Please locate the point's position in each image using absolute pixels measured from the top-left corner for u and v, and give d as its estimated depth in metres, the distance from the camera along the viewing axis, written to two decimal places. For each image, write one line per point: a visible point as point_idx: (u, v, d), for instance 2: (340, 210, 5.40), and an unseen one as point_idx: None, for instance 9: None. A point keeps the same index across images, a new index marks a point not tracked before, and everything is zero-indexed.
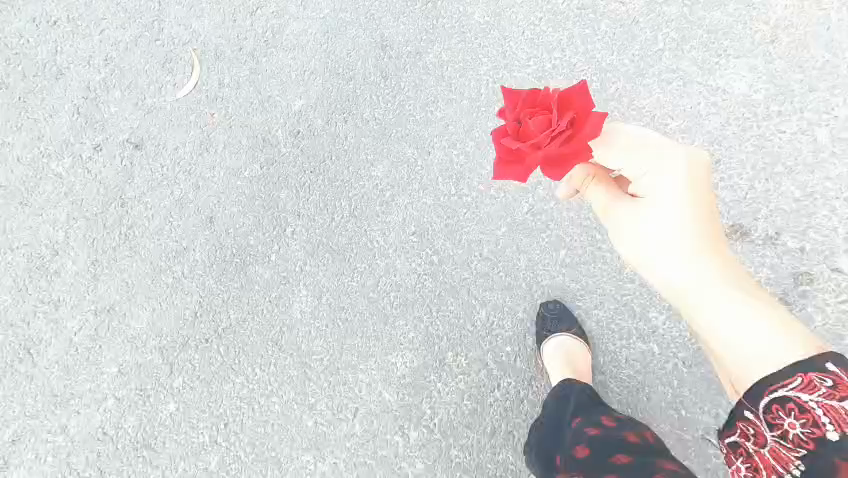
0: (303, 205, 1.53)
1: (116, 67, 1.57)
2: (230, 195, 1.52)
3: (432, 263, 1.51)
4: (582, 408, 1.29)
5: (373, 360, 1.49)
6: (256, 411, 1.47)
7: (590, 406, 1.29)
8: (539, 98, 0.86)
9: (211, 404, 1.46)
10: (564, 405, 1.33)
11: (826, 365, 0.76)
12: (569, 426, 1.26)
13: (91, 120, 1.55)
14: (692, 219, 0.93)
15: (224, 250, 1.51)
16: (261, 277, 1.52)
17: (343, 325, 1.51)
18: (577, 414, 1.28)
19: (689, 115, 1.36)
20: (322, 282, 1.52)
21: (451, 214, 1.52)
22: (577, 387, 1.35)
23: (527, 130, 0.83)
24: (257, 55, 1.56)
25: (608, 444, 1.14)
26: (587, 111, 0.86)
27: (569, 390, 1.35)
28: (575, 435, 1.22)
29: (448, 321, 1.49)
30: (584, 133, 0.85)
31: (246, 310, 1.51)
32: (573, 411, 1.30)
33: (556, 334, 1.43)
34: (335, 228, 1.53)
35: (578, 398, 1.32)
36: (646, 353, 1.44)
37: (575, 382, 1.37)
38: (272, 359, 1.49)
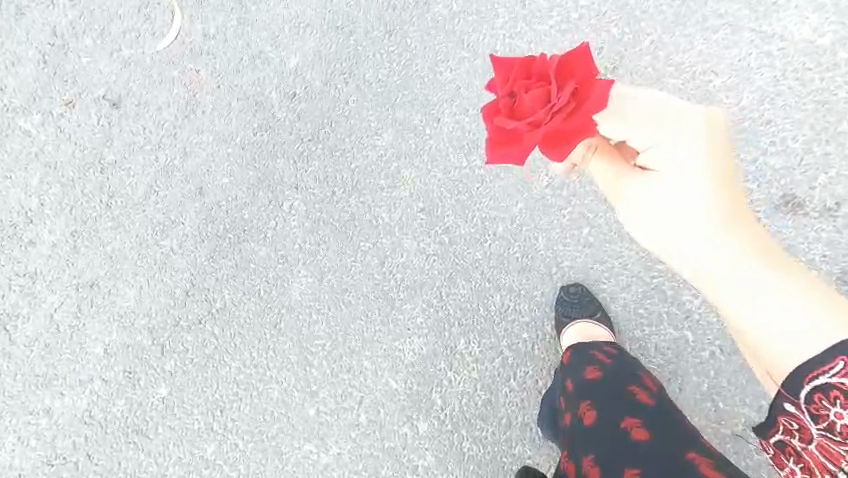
0: (302, 176, 1.43)
1: (85, 9, 1.44)
2: (221, 163, 1.43)
3: (442, 243, 1.39)
4: (600, 372, 1.16)
5: (378, 346, 1.38)
6: (254, 398, 1.38)
7: (609, 368, 1.17)
8: (534, 68, 0.75)
9: (206, 390, 1.37)
10: (574, 368, 1.20)
11: None
12: (581, 388, 1.14)
13: (61, 71, 1.43)
14: (710, 196, 0.90)
15: (218, 224, 1.42)
16: (257, 252, 1.42)
17: (345, 307, 1.40)
18: (591, 375, 1.16)
19: (736, 69, 1.19)
20: (323, 260, 1.41)
21: (464, 189, 1.38)
22: (591, 353, 1.22)
23: (522, 107, 0.72)
24: (245, 3, 1.44)
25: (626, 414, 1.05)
26: (589, 81, 0.74)
27: (583, 354, 1.22)
28: (590, 401, 1.10)
29: (459, 305, 1.37)
30: (588, 105, 0.74)
31: (242, 290, 1.41)
32: (587, 370, 1.17)
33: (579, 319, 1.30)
34: (337, 202, 1.42)
35: (595, 363, 1.19)
36: (679, 340, 1.29)
37: (590, 349, 1.23)
38: (271, 344, 1.39)
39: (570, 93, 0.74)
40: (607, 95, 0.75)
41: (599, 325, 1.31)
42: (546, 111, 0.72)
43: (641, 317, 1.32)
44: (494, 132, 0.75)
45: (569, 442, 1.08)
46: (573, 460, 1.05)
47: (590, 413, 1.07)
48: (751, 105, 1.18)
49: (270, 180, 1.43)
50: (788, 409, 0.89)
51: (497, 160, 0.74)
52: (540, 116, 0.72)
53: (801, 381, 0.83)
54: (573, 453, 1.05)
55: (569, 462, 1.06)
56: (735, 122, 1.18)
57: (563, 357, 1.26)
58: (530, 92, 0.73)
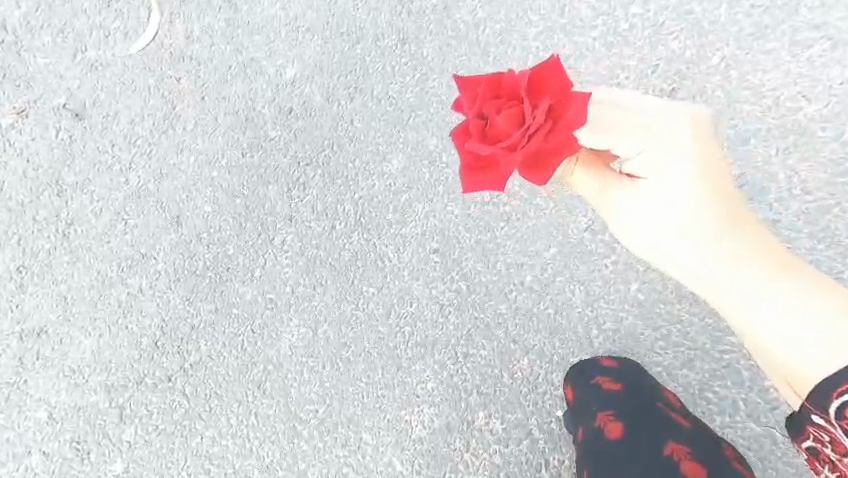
0: (297, 206, 1.24)
1: (45, 3, 1.27)
2: (202, 189, 1.26)
3: (459, 291, 1.18)
4: (619, 425, 1.08)
5: (379, 416, 1.17)
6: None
7: (631, 418, 1.08)
8: (503, 84, 0.64)
9: (169, 468, 1.16)
10: (586, 416, 1.09)
11: None
12: (599, 442, 1.06)
13: (14, 75, 1.26)
14: (696, 200, 0.87)
15: (196, 260, 1.24)
16: (243, 295, 1.23)
17: (342, 365, 1.19)
18: (610, 429, 1.08)
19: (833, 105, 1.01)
20: (318, 308, 1.22)
21: (485, 228, 1.18)
22: (602, 391, 1.09)
23: (496, 128, 0.61)
24: (236, 2, 1.27)
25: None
26: (567, 95, 0.65)
27: (592, 393, 1.10)
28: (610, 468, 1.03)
29: (479, 370, 1.16)
30: (569, 121, 0.64)
31: (221, 340, 1.21)
32: (601, 420, 1.09)
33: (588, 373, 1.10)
34: (337, 238, 1.23)
35: (609, 411, 1.09)
36: (761, 439, 1.07)
37: (599, 390, 1.09)
38: (252, 408, 1.18)
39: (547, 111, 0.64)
40: (585, 108, 0.65)
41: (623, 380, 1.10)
42: (519, 130, 0.61)
43: (710, 401, 1.09)
44: (467, 155, 0.64)
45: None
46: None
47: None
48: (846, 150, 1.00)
49: (260, 210, 1.25)
50: (817, 422, 0.79)
51: (474, 187, 0.64)
52: (514, 137, 0.61)
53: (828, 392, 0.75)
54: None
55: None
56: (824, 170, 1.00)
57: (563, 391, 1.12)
58: (502, 112, 0.62)
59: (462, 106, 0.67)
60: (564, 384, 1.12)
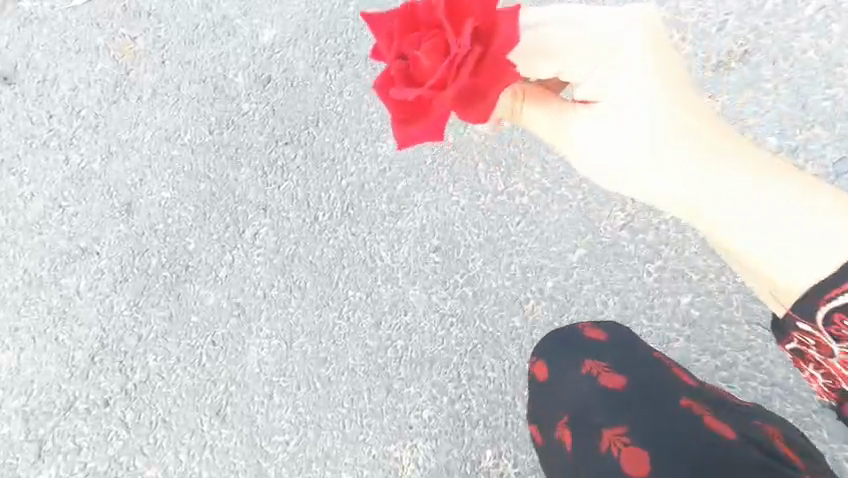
0: (272, 193, 1.12)
1: None
2: (159, 170, 1.12)
3: (464, 299, 1.03)
4: (638, 447, 0.66)
5: (363, 451, 0.97)
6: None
7: (656, 440, 0.67)
8: (420, 15, 0.52)
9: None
10: (582, 430, 0.72)
11: None
12: (601, 475, 0.67)
13: None
14: (670, 108, 0.66)
15: (149, 257, 1.08)
16: (204, 299, 1.07)
17: (321, 386, 1.01)
18: (622, 455, 0.67)
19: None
20: (295, 317, 1.06)
21: (494, 223, 1.06)
22: (597, 387, 0.76)
23: (419, 67, 0.50)
24: None
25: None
26: (497, 13, 0.52)
27: (584, 390, 0.76)
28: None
29: (486, 397, 0.97)
30: (502, 43, 0.52)
31: (174, 355, 1.03)
32: (605, 439, 0.69)
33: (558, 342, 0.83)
34: (319, 233, 1.10)
35: (616, 422, 0.70)
36: None
37: (594, 389, 0.75)
38: (209, 440, 0.99)
39: (476, 36, 0.52)
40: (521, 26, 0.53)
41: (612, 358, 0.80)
42: (445, 63, 0.49)
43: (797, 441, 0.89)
44: (395, 105, 0.53)
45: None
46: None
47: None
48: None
49: (228, 197, 1.12)
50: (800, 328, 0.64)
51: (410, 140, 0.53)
52: (440, 71, 0.49)
53: (816, 301, 0.59)
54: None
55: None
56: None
57: (533, 374, 0.83)
58: (422, 46, 0.50)
59: (382, 54, 0.56)
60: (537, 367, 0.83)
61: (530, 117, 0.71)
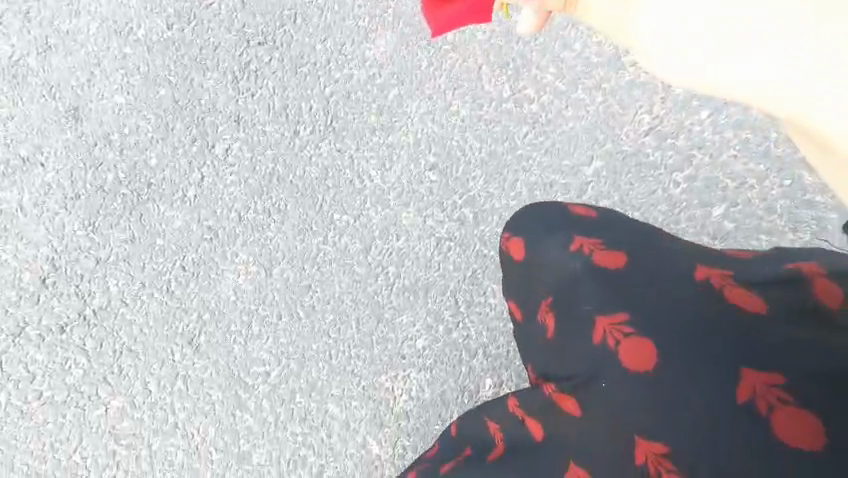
0: (245, 101, 0.98)
1: None
2: (109, 70, 0.98)
3: (464, 222, 0.92)
4: (639, 334, 0.51)
5: (351, 382, 0.87)
6: (143, 466, 0.89)
7: (655, 321, 0.51)
8: None
9: (54, 449, 0.90)
10: (569, 319, 0.58)
11: None
12: (591, 369, 0.54)
13: None
14: None
15: (104, 171, 0.97)
16: (170, 222, 0.95)
17: (304, 315, 0.91)
18: (617, 345, 0.52)
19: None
20: (275, 242, 0.94)
21: (499, 133, 0.93)
22: (585, 268, 0.59)
23: None
24: None
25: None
26: None
27: (570, 272, 0.60)
28: (611, 437, 0.50)
29: (486, 323, 0.88)
30: None
31: (138, 280, 0.94)
32: (597, 329, 0.55)
33: (528, 220, 0.66)
34: (301, 149, 0.96)
35: (611, 307, 0.54)
36: None
37: (583, 270, 0.59)
38: (181, 371, 0.90)
39: None
40: None
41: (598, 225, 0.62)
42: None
43: None
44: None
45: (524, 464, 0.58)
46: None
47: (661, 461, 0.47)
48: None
49: (194, 104, 0.98)
50: None
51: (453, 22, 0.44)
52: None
53: None
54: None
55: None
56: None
57: (505, 252, 0.67)
58: None
59: None
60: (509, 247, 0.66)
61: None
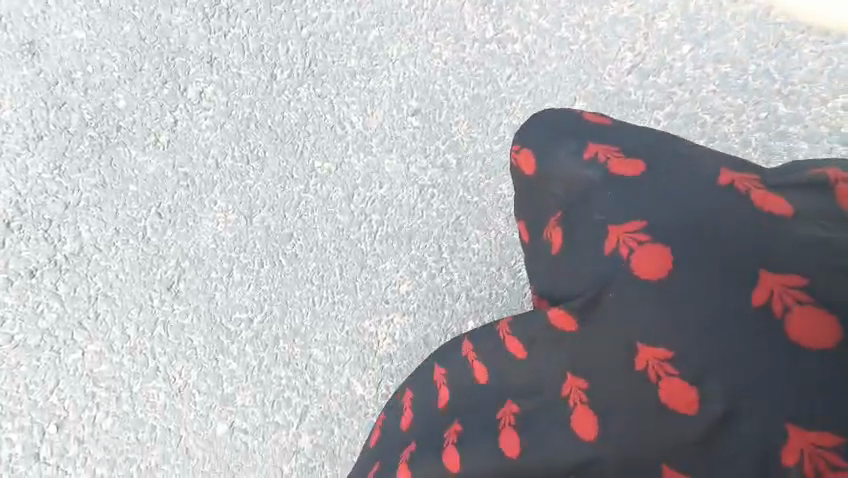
0: (218, 41, 0.94)
1: None
2: (66, 4, 0.94)
3: (447, 168, 0.90)
4: (657, 241, 0.44)
5: (335, 327, 0.88)
6: (124, 408, 0.88)
7: (686, 232, 0.43)
8: None
9: (30, 392, 0.89)
10: (576, 231, 0.49)
11: None
12: (603, 289, 0.46)
13: None
14: None
15: (68, 112, 0.93)
16: (143, 168, 0.92)
17: (287, 263, 0.89)
18: (630, 256, 0.45)
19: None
20: (255, 191, 0.91)
21: (482, 75, 0.91)
22: (602, 174, 0.49)
23: None
24: None
25: (738, 387, 0.39)
26: None
27: (585, 182, 0.50)
28: (610, 352, 0.45)
29: (469, 268, 0.88)
30: None
31: (111, 226, 0.91)
32: (609, 240, 0.46)
33: (537, 123, 0.54)
34: (278, 92, 0.92)
35: (628, 215, 0.46)
36: None
37: (600, 176, 0.49)
38: (161, 317, 0.90)
39: None
40: None
41: (625, 132, 0.50)
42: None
43: None
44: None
45: (507, 387, 0.52)
46: (481, 460, 0.50)
47: (667, 376, 0.42)
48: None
49: (163, 44, 0.94)
50: None
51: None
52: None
53: None
54: (528, 420, 0.49)
55: (476, 430, 0.52)
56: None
57: (514, 167, 0.55)
58: None
59: None
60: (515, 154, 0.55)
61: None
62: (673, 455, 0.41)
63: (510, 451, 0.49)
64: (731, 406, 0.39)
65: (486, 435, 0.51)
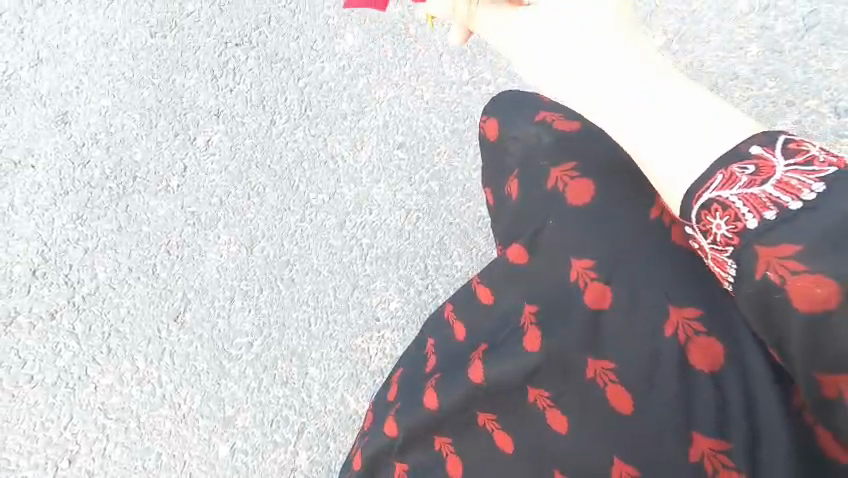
0: (225, 96, 1.05)
1: None
2: (95, 77, 1.08)
3: (431, 193, 0.97)
4: (586, 179, 0.52)
5: (330, 346, 0.92)
6: (132, 437, 0.92)
7: (608, 172, 0.52)
8: None
9: (45, 428, 0.93)
10: (528, 179, 0.55)
11: (751, 151, 0.37)
12: (546, 218, 0.53)
13: None
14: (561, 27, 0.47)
15: (92, 168, 1.04)
16: (155, 211, 1.01)
17: (284, 288, 0.95)
18: (566, 189, 0.52)
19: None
20: (255, 223, 0.99)
21: (459, 112, 1.00)
22: (548, 131, 0.54)
23: None
24: None
25: (644, 286, 0.49)
26: None
27: (533, 140, 0.55)
28: (551, 273, 0.52)
29: (453, 285, 0.94)
30: None
31: (126, 266, 0.99)
32: (549, 178, 0.53)
33: (502, 98, 0.59)
34: (277, 136, 1.02)
35: (566, 157, 0.53)
36: None
37: (547, 133, 0.54)
38: (167, 346, 0.95)
39: None
40: None
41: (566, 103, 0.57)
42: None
43: None
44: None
45: (474, 337, 0.57)
46: (453, 391, 0.56)
47: (592, 284, 0.50)
48: (836, 96, 0.85)
49: (176, 103, 1.05)
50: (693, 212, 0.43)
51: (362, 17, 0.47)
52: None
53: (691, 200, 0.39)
54: (488, 351, 0.55)
55: (449, 368, 0.58)
56: (812, 98, 0.85)
57: (481, 134, 0.60)
58: None
59: None
60: (484, 121, 0.59)
61: (477, 20, 0.52)
62: (603, 350, 0.49)
63: (475, 378, 0.54)
64: (639, 301, 0.49)
65: (456, 370, 0.57)
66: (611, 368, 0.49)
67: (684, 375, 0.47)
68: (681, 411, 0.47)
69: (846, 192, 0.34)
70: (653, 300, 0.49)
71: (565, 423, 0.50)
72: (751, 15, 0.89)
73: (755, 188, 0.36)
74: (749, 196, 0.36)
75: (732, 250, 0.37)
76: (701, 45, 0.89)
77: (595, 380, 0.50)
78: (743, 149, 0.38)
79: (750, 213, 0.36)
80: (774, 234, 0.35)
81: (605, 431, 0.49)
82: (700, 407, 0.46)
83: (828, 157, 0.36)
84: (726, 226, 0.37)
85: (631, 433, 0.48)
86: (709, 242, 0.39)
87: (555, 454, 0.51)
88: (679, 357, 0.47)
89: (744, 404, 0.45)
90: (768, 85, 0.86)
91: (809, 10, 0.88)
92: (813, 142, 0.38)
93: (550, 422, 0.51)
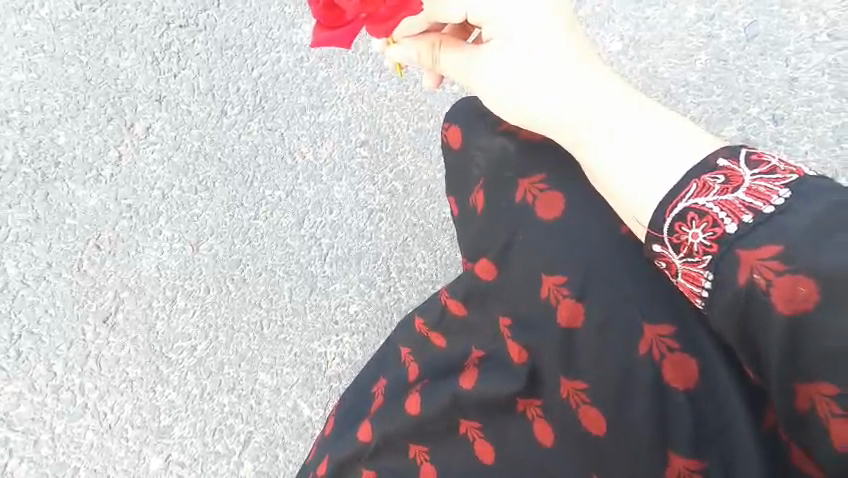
0: (169, 82, 0.97)
1: None
2: (8, 48, 0.96)
3: (393, 195, 0.96)
4: (555, 193, 0.53)
5: (284, 350, 0.89)
6: (42, 452, 0.83)
7: (580, 187, 0.53)
8: None
9: None
10: (496, 194, 0.56)
11: (718, 163, 0.42)
12: (516, 235, 0.54)
13: None
14: (527, 65, 0.50)
15: (3, 149, 0.92)
16: (83, 201, 0.91)
17: (235, 289, 0.90)
18: (535, 202, 0.54)
19: (812, 81, 0.95)
20: (202, 219, 0.92)
21: (423, 113, 0.99)
22: (514, 141, 0.55)
23: None
24: None
25: (611, 301, 0.51)
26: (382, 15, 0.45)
27: (500, 150, 0.56)
28: (522, 288, 0.54)
29: (416, 288, 0.93)
30: (384, 13, 0.45)
31: (43, 260, 0.89)
32: (518, 191, 0.54)
33: (463, 102, 0.60)
34: (230, 128, 0.97)
35: (533, 169, 0.54)
36: None
37: (511, 142, 0.55)
38: (93, 351, 0.86)
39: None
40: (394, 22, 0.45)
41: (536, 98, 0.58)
42: None
43: None
44: (319, 10, 0.45)
45: (458, 348, 0.59)
46: (437, 399, 0.58)
47: (564, 300, 0.52)
48: (773, 104, 0.95)
49: (110, 84, 0.96)
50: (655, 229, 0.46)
51: (325, 44, 0.45)
52: None
53: (663, 211, 0.42)
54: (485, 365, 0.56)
55: (432, 378, 0.60)
56: (753, 107, 0.95)
57: (444, 141, 0.61)
58: None
59: None
60: (445, 128, 0.61)
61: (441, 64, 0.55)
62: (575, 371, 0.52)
63: (466, 382, 0.56)
64: (609, 319, 0.51)
65: (440, 380, 0.59)
66: (582, 389, 0.51)
67: (657, 394, 0.49)
68: (649, 430, 0.50)
69: (805, 197, 0.39)
70: (625, 316, 0.51)
71: (546, 433, 0.53)
72: (699, 24, 0.98)
73: (729, 195, 0.40)
74: (724, 203, 0.40)
75: (709, 259, 0.40)
76: (654, 52, 0.97)
77: (568, 401, 0.52)
78: (711, 157, 0.43)
79: (728, 217, 0.40)
80: (752, 239, 0.39)
81: (580, 446, 0.52)
82: (673, 424, 0.49)
83: (788, 166, 0.41)
84: (703, 234, 0.40)
85: (604, 449, 0.51)
86: (684, 255, 0.42)
87: (540, 460, 0.53)
88: (653, 376, 0.50)
89: (716, 419, 0.48)
90: (716, 92, 0.96)
91: (749, 21, 0.97)
92: (772, 154, 0.42)
93: (536, 433, 0.54)
